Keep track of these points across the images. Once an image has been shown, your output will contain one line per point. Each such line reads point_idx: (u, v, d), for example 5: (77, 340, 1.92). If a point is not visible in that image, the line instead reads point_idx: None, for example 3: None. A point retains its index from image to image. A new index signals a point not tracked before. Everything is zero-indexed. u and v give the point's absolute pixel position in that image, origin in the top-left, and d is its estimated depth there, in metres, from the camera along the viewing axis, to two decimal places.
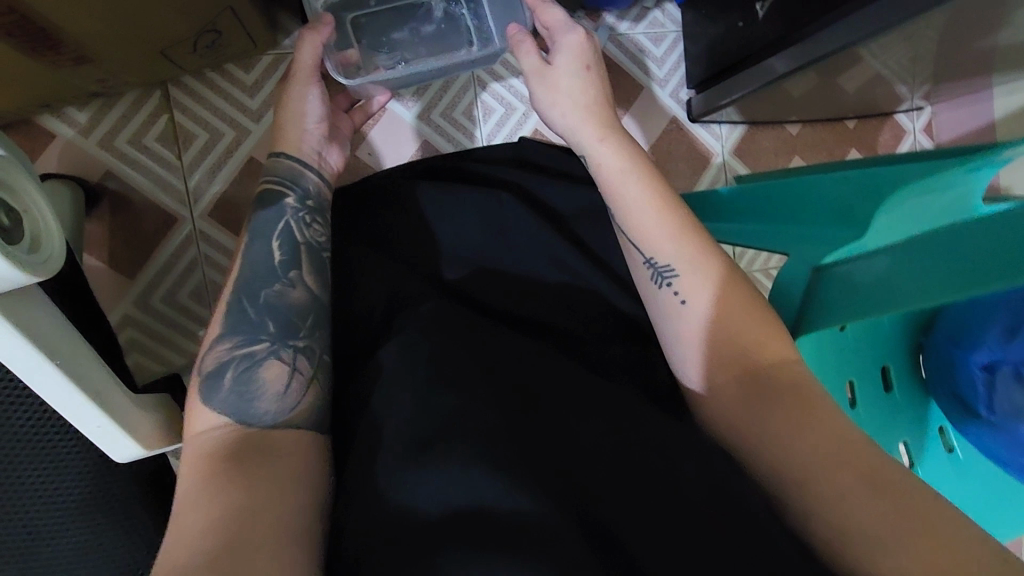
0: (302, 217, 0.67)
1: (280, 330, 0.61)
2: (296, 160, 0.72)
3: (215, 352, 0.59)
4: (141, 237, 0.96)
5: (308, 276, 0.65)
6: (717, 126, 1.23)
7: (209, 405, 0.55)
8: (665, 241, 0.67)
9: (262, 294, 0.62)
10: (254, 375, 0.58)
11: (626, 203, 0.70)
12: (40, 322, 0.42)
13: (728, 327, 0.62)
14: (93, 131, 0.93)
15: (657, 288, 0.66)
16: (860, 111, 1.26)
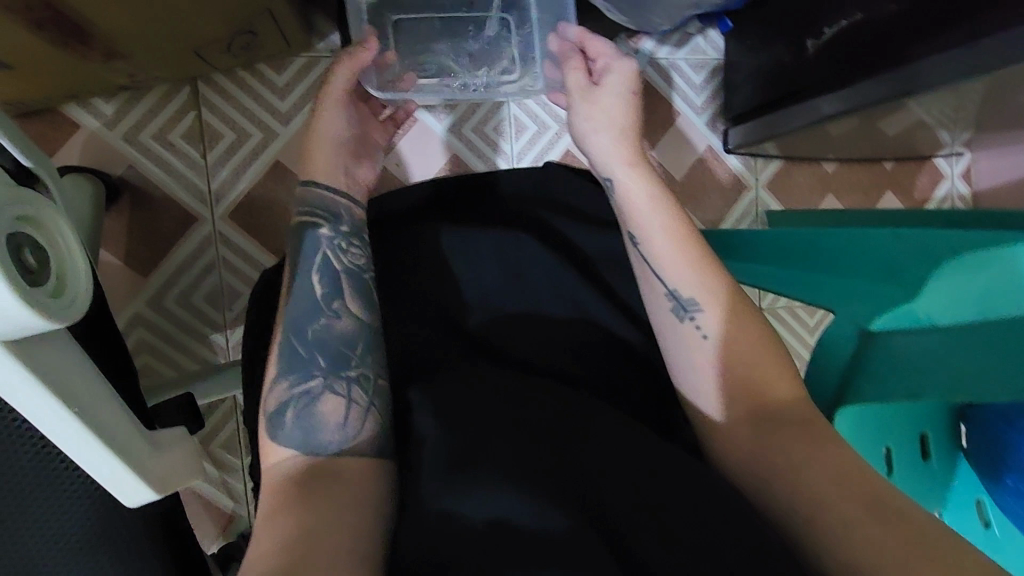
0: (339, 245, 0.64)
1: (330, 363, 0.59)
2: (316, 185, 0.67)
3: (274, 393, 0.57)
4: (159, 235, 0.94)
5: (354, 305, 0.62)
6: (752, 158, 1.20)
7: (277, 442, 0.55)
8: (691, 276, 0.64)
9: (308, 331, 0.60)
10: (315, 412, 0.56)
11: (657, 235, 0.65)
12: (55, 359, 0.34)
13: (749, 367, 0.60)
14: (118, 124, 0.91)
15: (678, 320, 0.63)
16: (899, 153, 1.23)
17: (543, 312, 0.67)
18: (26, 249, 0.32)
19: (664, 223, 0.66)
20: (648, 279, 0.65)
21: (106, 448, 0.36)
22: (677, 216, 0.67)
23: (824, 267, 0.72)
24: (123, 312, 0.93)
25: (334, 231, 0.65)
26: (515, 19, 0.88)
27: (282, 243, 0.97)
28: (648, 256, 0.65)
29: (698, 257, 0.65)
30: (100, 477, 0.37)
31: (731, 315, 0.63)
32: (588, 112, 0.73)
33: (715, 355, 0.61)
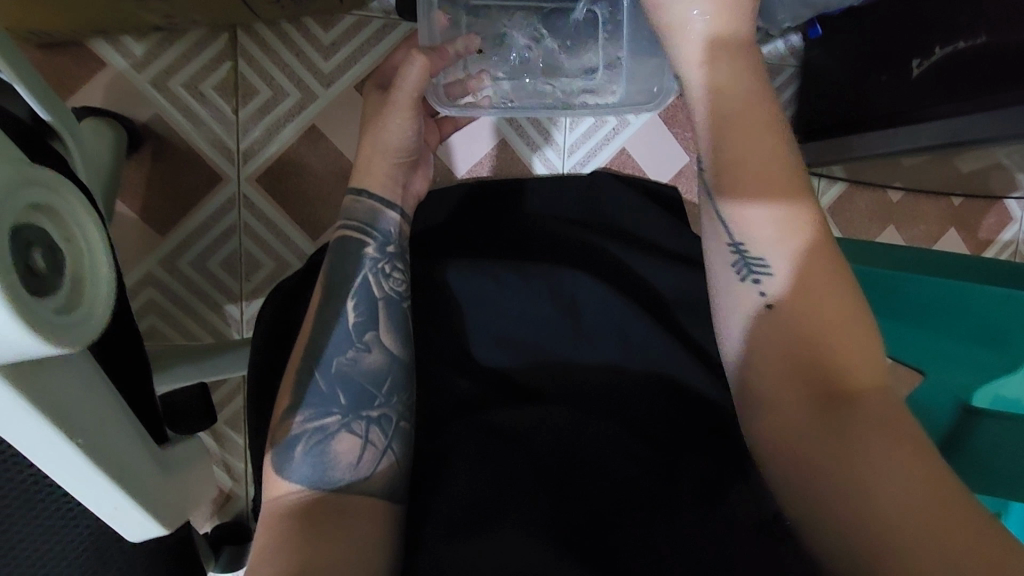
0: (381, 269, 0.59)
1: (351, 401, 0.54)
2: (364, 194, 0.61)
3: (288, 424, 0.53)
4: (179, 191, 0.87)
5: (387, 337, 0.57)
6: (816, 177, 1.12)
7: (281, 479, 0.50)
8: (771, 237, 0.52)
9: (333, 362, 0.55)
10: (327, 452, 0.52)
11: (730, 181, 0.54)
12: (62, 381, 0.28)
13: (819, 334, 0.49)
14: (147, 66, 0.83)
15: (736, 276, 0.53)
16: (971, 190, 1.14)
17: (592, 349, 0.60)
18: (38, 248, 0.29)
19: (750, 170, 0.53)
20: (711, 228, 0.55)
21: (115, 482, 0.30)
22: (778, 155, 0.54)
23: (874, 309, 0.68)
24: (134, 270, 0.87)
25: (380, 251, 0.60)
26: (604, 12, 0.78)
27: (308, 215, 0.91)
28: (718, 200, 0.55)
29: (789, 214, 0.52)
30: (101, 512, 0.31)
31: (809, 271, 0.51)
32: (677, 20, 0.57)
33: (779, 326, 0.51)
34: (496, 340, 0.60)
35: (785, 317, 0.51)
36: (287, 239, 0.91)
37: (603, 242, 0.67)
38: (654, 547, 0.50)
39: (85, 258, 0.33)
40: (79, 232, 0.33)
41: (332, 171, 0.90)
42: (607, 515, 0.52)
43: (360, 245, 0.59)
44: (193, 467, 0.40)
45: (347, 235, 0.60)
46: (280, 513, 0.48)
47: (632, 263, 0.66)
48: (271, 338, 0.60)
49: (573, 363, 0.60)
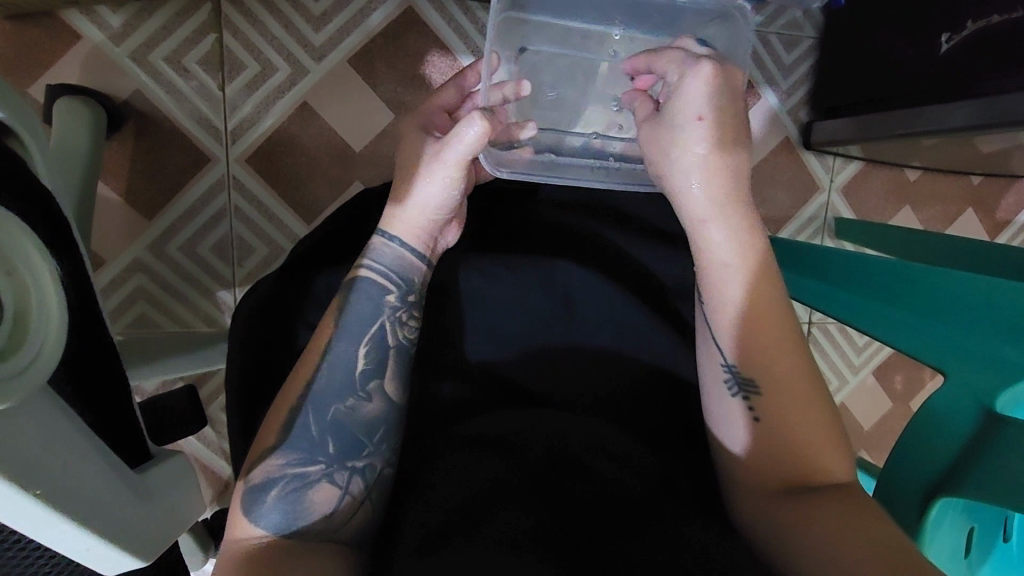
0: (399, 317, 0.56)
1: (339, 450, 0.51)
2: (396, 239, 0.56)
3: (266, 463, 0.49)
4: (165, 173, 0.83)
5: (390, 385, 0.54)
6: (830, 157, 1.08)
7: (250, 521, 0.47)
8: (753, 360, 0.53)
9: (331, 408, 0.52)
10: (302, 501, 0.48)
11: (719, 279, 0.54)
12: (12, 424, 0.26)
13: (798, 437, 0.52)
14: (127, 39, 0.78)
15: (728, 390, 0.54)
16: (992, 170, 1.10)
17: (589, 344, 0.59)
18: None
19: (740, 297, 0.54)
20: (705, 346, 0.56)
21: (80, 524, 0.28)
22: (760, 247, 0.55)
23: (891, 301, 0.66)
24: (121, 255, 0.84)
25: (400, 299, 0.56)
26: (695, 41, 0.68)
27: (301, 198, 0.87)
28: (712, 312, 0.55)
29: (772, 329, 0.53)
30: (74, 554, 0.29)
31: (787, 375, 0.53)
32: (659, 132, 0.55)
33: (772, 444, 0.52)
34: (489, 348, 0.58)
35: (776, 429, 0.52)
36: (280, 223, 0.87)
37: (603, 236, 0.64)
38: (642, 554, 0.46)
39: (30, 290, 0.31)
40: (23, 265, 0.31)
41: (326, 151, 0.86)
42: (587, 528, 0.49)
43: (385, 291, 0.55)
44: (174, 487, 0.38)
45: (357, 273, 0.56)
46: (243, 557, 0.46)
47: (637, 257, 0.64)
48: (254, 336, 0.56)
49: (564, 367, 0.58)
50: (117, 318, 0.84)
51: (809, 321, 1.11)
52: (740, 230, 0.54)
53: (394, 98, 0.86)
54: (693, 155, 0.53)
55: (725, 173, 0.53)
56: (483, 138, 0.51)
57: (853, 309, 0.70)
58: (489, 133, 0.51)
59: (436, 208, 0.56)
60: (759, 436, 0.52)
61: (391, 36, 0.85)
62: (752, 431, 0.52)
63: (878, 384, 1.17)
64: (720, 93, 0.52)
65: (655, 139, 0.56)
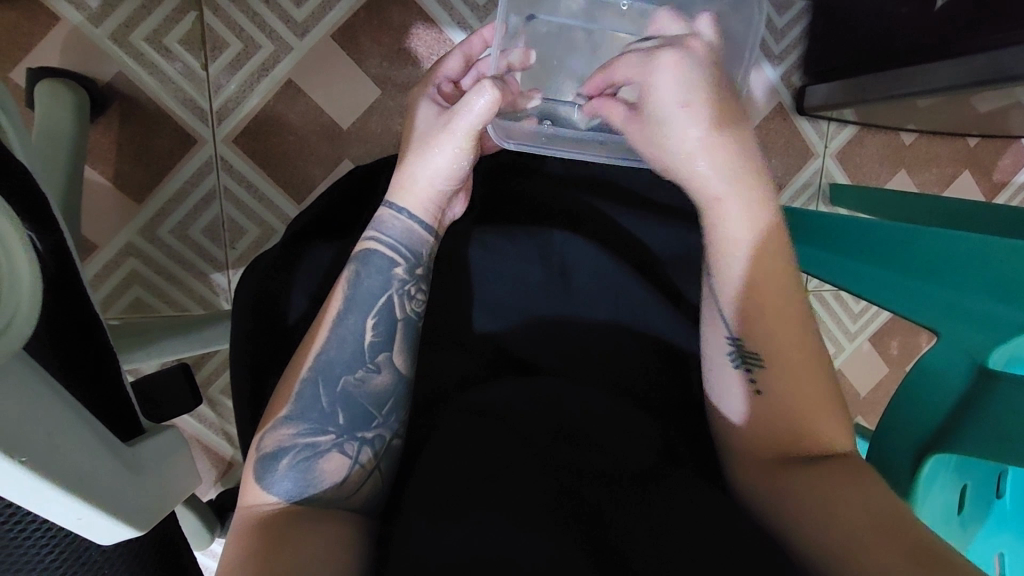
0: (407, 290, 0.55)
1: (350, 421, 0.51)
2: (405, 211, 0.55)
3: (277, 433, 0.49)
4: (153, 156, 0.82)
5: (399, 357, 0.54)
6: (824, 122, 1.06)
7: (261, 488, 0.48)
8: (765, 335, 0.54)
9: (341, 380, 0.52)
10: (313, 470, 0.49)
11: (735, 257, 0.55)
12: None
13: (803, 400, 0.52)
14: (106, 19, 0.77)
15: (730, 362, 0.55)
16: (988, 131, 1.09)
17: (591, 312, 0.58)
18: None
19: (739, 264, 0.54)
20: (708, 317, 0.56)
21: (69, 492, 0.28)
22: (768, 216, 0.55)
23: (882, 263, 0.66)
24: (113, 240, 0.83)
25: (408, 272, 0.55)
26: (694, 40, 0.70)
27: (291, 178, 0.87)
28: (720, 295, 0.55)
29: (776, 302, 0.54)
30: (64, 524, 0.29)
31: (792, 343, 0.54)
32: (659, 134, 0.54)
33: (773, 414, 0.53)
34: (489, 319, 0.58)
35: (770, 404, 0.53)
36: (271, 204, 0.87)
37: (596, 206, 0.64)
38: (649, 520, 0.46)
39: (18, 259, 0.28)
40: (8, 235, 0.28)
41: (314, 129, 0.85)
42: (595, 496, 0.48)
43: (393, 263, 0.55)
44: (166, 462, 0.38)
45: (365, 246, 0.55)
46: (254, 523, 0.46)
47: (627, 226, 0.63)
48: (259, 307, 0.56)
49: (569, 334, 0.58)
50: (113, 303, 0.84)
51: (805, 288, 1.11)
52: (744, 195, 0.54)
53: (381, 74, 0.85)
54: (699, 143, 0.53)
55: (731, 145, 0.54)
56: (493, 109, 0.51)
57: (844, 275, 0.70)
58: (499, 103, 0.51)
59: (448, 178, 0.55)
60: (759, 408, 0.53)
61: (374, 9, 0.83)
62: (751, 403, 0.54)
63: (875, 350, 1.17)
64: (704, 68, 0.52)
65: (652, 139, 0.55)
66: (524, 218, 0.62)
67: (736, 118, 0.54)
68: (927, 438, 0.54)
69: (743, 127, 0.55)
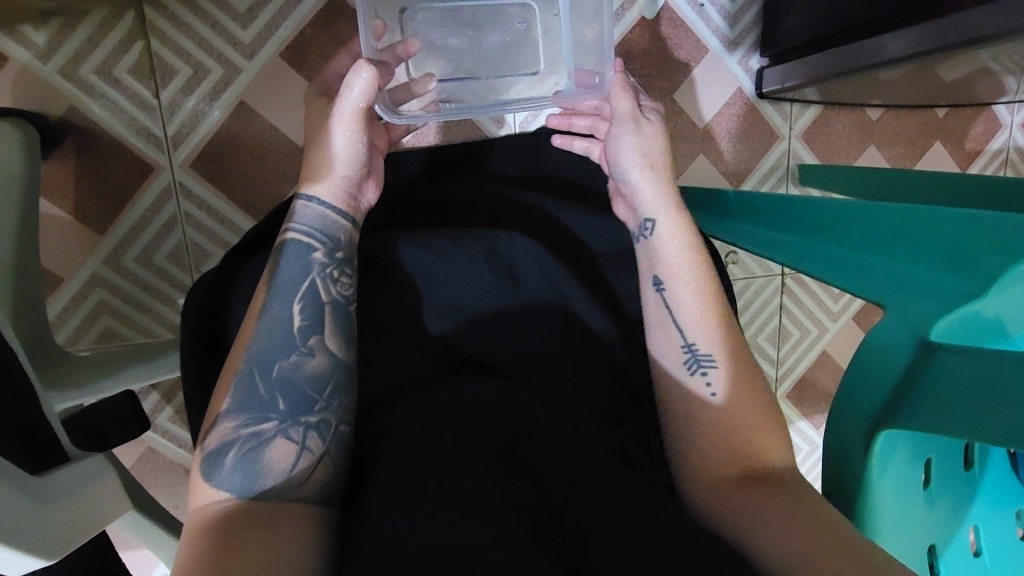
0: (329, 274, 0.56)
1: (291, 406, 0.51)
2: (316, 200, 0.57)
3: (220, 427, 0.49)
4: (111, 186, 0.83)
5: (331, 340, 0.54)
6: (787, 104, 1.06)
7: (211, 484, 0.46)
8: (712, 330, 0.56)
9: (276, 365, 0.51)
10: (260, 460, 0.48)
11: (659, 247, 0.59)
12: None
13: (743, 411, 0.53)
14: (53, 55, 0.77)
15: (687, 372, 0.55)
16: (955, 100, 1.08)
17: (536, 308, 0.58)
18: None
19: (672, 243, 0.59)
20: (663, 331, 0.57)
21: None
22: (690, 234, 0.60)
23: (840, 242, 0.66)
24: (79, 272, 0.84)
25: (328, 256, 0.56)
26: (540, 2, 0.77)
27: (251, 198, 0.87)
28: (670, 303, 0.57)
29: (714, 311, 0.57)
30: None
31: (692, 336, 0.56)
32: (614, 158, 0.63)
33: (721, 413, 0.53)
34: (438, 324, 0.58)
35: (728, 407, 0.54)
36: (233, 225, 0.87)
37: (538, 204, 0.64)
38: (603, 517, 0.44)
39: None
40: None
41: (269, 148, 0.86)
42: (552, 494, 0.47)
43: (310, 249, 0.55)
44: (84, 488, 0.38)
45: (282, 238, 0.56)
46: (205, 520, 0.44)
47: (568, 223, 0.63)
48: (202, 337, 0.56)
49: (515, 335, 0.58)
50: (84, 333, 0.85)
51: (781, 271, 1.09)
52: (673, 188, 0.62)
53: None
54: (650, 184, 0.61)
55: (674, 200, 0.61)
56: (371, 86, 0.53)
57: (801, 256, 0.69)
58: (377, 79, 0.53)
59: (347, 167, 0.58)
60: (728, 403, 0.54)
61: (320, 26, 0.84)
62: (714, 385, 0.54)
63: (858, 329, 1.16)
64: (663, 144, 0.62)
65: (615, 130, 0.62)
66: (476, 217, 0.62)
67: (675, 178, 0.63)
68: (876, 414, 0.54)
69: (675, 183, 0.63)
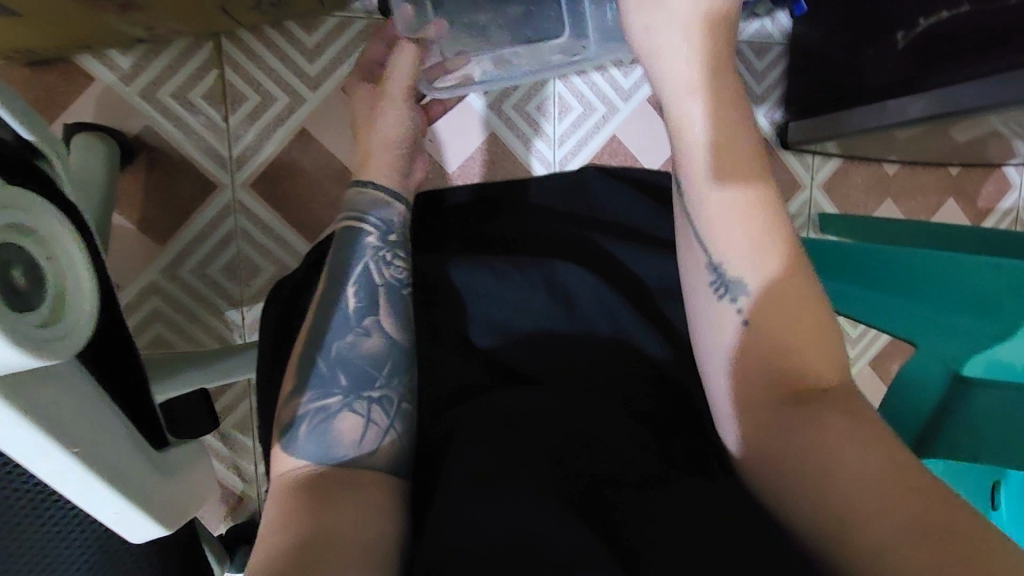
0: (382, 257, 0.59)
1: (352, 381, 0.54)
2: (371, 184, 0.62)
3: (290, 406, 0.52)
4: (176, 201, 0.88)
5: (387, 321, 0.57)
6: (809, 155, 1.12)
7: (289, 456, 0.49)
8: (743, 241, 0.50)
9: (333, 345, 0.54)
10: (330, 431, 0.51)
11: (688, 141, 0.53)
12: (50, 387, 0.30)
13: (781, 333, 0.48)
14: (136, 78, 0.84)
15: (715, 296, 0.51)
16: (968, 160, 1.14)
17: (584, 324, 0.61)
18: (17, 267, 0.30)
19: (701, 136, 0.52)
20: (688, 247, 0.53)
21: (111, 486, 0.32)
22: (731, 123, 0.53)
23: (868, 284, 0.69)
24: (137, 280, 0.88)
25: (381, 239, 0.60)
26: None
27: (304, 218, 0.92)
28: (695, 215, 0.53)
29: (750, 212, 0.50)
30: (104, 518, 0.33)
31: (719, 245, 0.51)
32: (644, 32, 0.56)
33: (751, 343, 0.49)
34: (489, 335, 0.61)
35: (758, 334, 0.49)
36: (285, 242, 0.92)
37: (588, 236, 0.68)
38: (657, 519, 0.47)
39: (68, 277, 0.34)
40: (63, 254, 0.34)
41: (324, 172, 0.91)
42: (608, 494, 0.49)
43: (363, 232, 0.59)
44: (195, 471, 0.42)
45: (348, 226, 0.60)
46: (289, 485, 0.47)
47: (616, 253, 0.67)
48: (277, 340, 0.60)
49: (566, 346, 0.61)
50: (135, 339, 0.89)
51: None
52: (716, 86, 0.53)
53: None
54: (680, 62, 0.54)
55: (710, 82, 0.53)
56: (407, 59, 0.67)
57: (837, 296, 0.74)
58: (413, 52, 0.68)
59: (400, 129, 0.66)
60: (750, 342, 0.49)
61: None
62: (742, 318, 0.49)
63: (875, 374, 1.19)
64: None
65: (640, 9, 0.55)
66: (528, 245, 0.67)
67: (722, 48, 0.54)
68: None
69: (721, 52, 0.54)
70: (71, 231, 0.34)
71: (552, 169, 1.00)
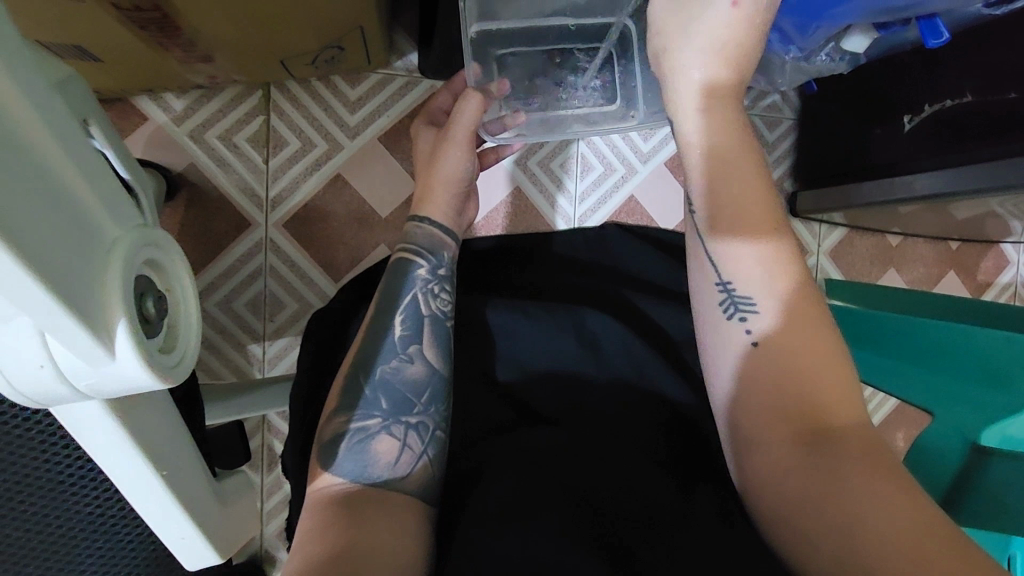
0: (431, 289, 0.63)
1: (392, 406, 0.57)
2: (428, 220, 0.66)
3: (334, 424, 0.55)
4: (210, 237, 0.91)
5: (430, 351, 0.59)
6: (816, 224, 1.17)
7: (330, 472, 0.52)
8: (752, 265, 0.52)
9: (379, 369, 0.58)
10: (369, 451, 0.54)
11: (702, 162, 0.55)
12: (152, 415, 0.34)
13: (793, 358, 0.49)
14: (187, 119, 0.88)
15: (723, 316, 0.52)
16: (967, 235, 1.19)
17: (609, 373, 0.63)
18: (149, 298, 0.32)
19: (711, 159, 0.55)
20: (698, 268, 0.55)
21: (183, 510, 0.35)
22: (742, 148, 0.55)
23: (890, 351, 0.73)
24: None
25: (432, 272, 0.64)
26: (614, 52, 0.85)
27: (331, 258, 0.95)
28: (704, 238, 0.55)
29: (757, 236, 0.52)
30: (171, 541, 0.37)
31: (727, 267, 0.53)
32: (672, 58, 0.57)
33: (764, 365, 0.50)
34: (516, 371, 0.63)
35: (770, 358, 0.50)
36: (311, 281, 0.94)
37: (616, 290, 0.71)
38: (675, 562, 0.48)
39: (181, 307, 0.35)
40: (179, 287, 0.35)
41: (354, 216, 0.95)
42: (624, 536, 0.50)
43: (416, 265, 0.63)
44: (247, 498, 0.45)
45: (401, 256, 0.64)
46: (326, 501, 0.49)
47: (641, 307, 0.70)
48: (316, 363, 0.62)
49: (590, 387, 0.62)
50: None
51: None
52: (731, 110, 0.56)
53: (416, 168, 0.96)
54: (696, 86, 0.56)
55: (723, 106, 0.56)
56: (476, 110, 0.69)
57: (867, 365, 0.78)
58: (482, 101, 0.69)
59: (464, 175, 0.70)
60: (761, 363, 0.50)
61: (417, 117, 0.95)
62: (751, 340, 0.51)
63: None
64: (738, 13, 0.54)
65: (664, 24, 0.57)
66: (557, 293, 0.69)
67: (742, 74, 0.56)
68: None
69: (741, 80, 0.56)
70: (188, 267, 0.36)
71: (572, 225, 1.04)
